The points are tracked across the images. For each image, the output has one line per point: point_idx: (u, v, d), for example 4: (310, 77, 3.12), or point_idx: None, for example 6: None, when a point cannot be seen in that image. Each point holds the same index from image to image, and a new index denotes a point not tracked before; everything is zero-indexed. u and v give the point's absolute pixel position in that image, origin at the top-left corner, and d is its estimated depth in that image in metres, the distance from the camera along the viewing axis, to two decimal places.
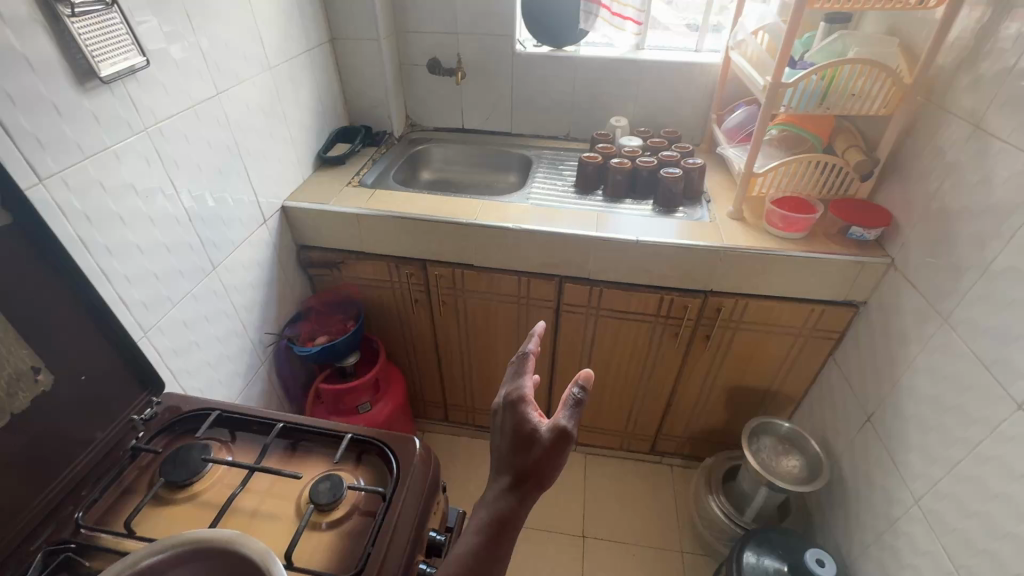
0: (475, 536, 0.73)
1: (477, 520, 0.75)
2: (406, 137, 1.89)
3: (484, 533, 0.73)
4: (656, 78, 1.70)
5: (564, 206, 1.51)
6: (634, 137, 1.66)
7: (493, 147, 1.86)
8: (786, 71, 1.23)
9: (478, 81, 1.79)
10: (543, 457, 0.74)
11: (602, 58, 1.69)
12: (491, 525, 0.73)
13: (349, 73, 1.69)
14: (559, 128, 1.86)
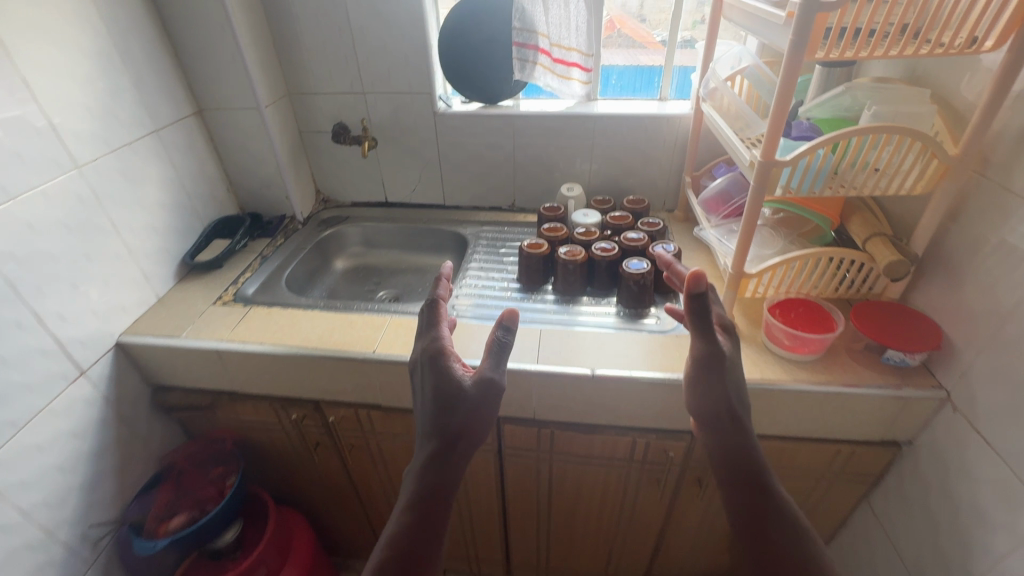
0: (407, 511, 0.72)
1: (405, 494, 0.74)
2: (316, 218, 1.54)
3: (415, 507, 0.72)
4: (613, 135, 1.37)
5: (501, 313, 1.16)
6: (591, 212, 1.32)
7: (422, 224, 1.52)
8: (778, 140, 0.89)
9: (397, 145, 1.45)
10: (469, 414, 0.76)
11: (543, 114, 1.36)
12: (425, 496, 0.73)
13: (229, 150, 1.34)
14: (501, 197, 1.52)
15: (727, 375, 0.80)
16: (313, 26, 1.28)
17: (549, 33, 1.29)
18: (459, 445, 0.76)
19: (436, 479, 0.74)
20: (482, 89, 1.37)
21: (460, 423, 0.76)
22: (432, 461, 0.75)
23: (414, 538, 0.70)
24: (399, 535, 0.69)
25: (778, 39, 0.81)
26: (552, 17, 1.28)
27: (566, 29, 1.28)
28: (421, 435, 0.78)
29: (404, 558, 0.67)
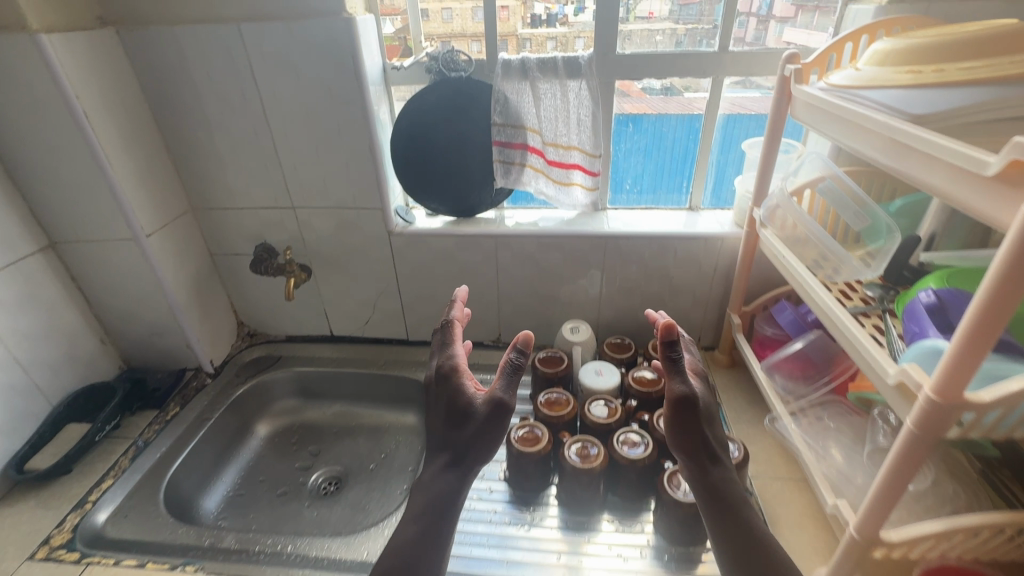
0: (411, 525, 0.62)
1: (411, 507, 0.64)
2: (236, 362, 1.15)
3: (419, 520, 0.62)
4: (629, 259, 1.01)
5: (481, 558, 0.76)
6: (606, 368, 0.95)
7: (376, 371, 1.13)
8: (921, 341, 0.55)
9: (342, 271, 1.09)
10: (479, 431, 0.64)
11: (536, 233, 1.00)
12: (431, 510, 0.63)
13: (100, 292, 0.97)
14: (482, 332, 1.15)
15: (704, 414, 0.64)
16: (219, 127, 0.93)
17: (540, 128, 0.96)
18: (469, 458, 0.65)
19: (442, 492, 0.63)
20: (452, 200, 1.02)
21: (469, 441, 0.65)
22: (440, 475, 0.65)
23: (414, 553, 0.59)
24: (404, 546, 0.60)
25: (953, 193, 0.46)
26: (544, 108, 0.94)
27: (563, 123, 0.95)
28: (432, 448, 0.68)
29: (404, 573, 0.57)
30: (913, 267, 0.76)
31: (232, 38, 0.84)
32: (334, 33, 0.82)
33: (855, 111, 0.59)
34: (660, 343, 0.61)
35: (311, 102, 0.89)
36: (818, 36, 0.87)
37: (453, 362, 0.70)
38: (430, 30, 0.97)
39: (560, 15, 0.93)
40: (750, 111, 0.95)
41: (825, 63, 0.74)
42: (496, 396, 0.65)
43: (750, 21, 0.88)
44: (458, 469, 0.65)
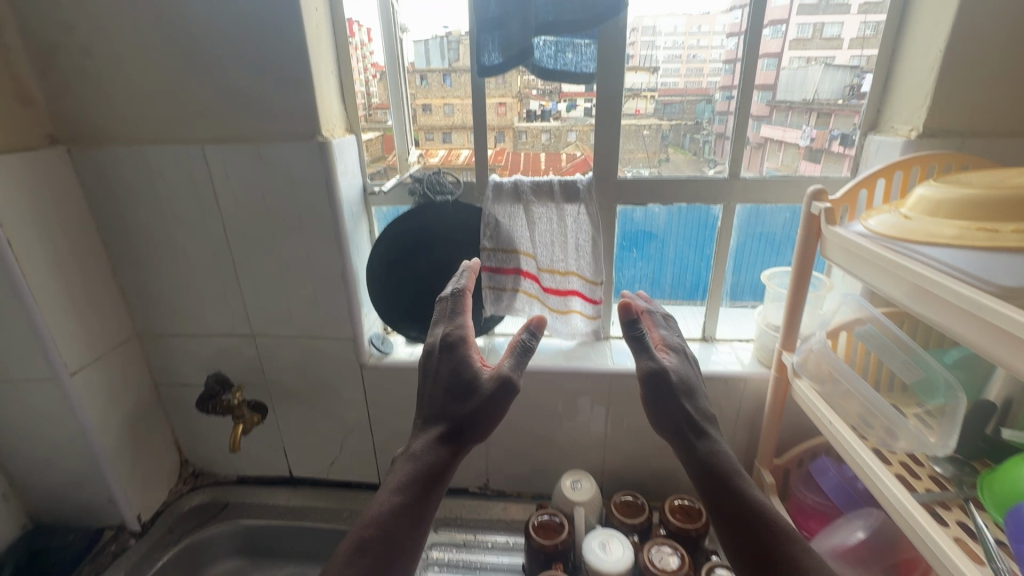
0: (395, 497, 0.50)
1: (395, 476, 0.52)
2: (173, 510, 0.97)
3: (407, 494, 0.50)
4: (638, 398, 0.87)
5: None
6: (614, 539, 0.77)
7: (338, 527, 0.94)
8: None
9: (306, 406, 0.94)
10: (483, 407, 0.53)
11: (530, 369, 0.87)
12: (419, 483, 0.51)
13: (10, 437, 0.81)
14: (467, 477, 0.98)
15: (683, 387, 0.56)
16: (173, 249, 0.83)
17: (535, 253, 0.87)
18: (470, 432, 0.53)
19: (433, 467, 0.52)
20: None
21: (468, 418, 0.53)
22: (434, 449, 0.53)
23: (398, 532, 0.49)
24: (386, 526, 0.49)
25: None
26: (540, 233, 0.86)
27: (560, 248, 0.86)
28: (424, 415, 0.56)
29: (387, 559, 0.48)
30: (990, 437, 0.62)
31: (194, 160, 0.76)
32: (306, 157, 0.74)
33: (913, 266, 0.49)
34: (625, 324, 0.56)
35: (278, 225, 0.79)
36: (795, 134, 0.80)
37: (461, 330, 0.57)
38: (429, 122, 0.89)
39: (554, 110, 0.83)
40: (774, 205, 0.83)
41: (856, 199, 0.65)
42: (503, 372, 0.54)
43: (728, 117, 0.80)
44: (453, 446, 0.53)
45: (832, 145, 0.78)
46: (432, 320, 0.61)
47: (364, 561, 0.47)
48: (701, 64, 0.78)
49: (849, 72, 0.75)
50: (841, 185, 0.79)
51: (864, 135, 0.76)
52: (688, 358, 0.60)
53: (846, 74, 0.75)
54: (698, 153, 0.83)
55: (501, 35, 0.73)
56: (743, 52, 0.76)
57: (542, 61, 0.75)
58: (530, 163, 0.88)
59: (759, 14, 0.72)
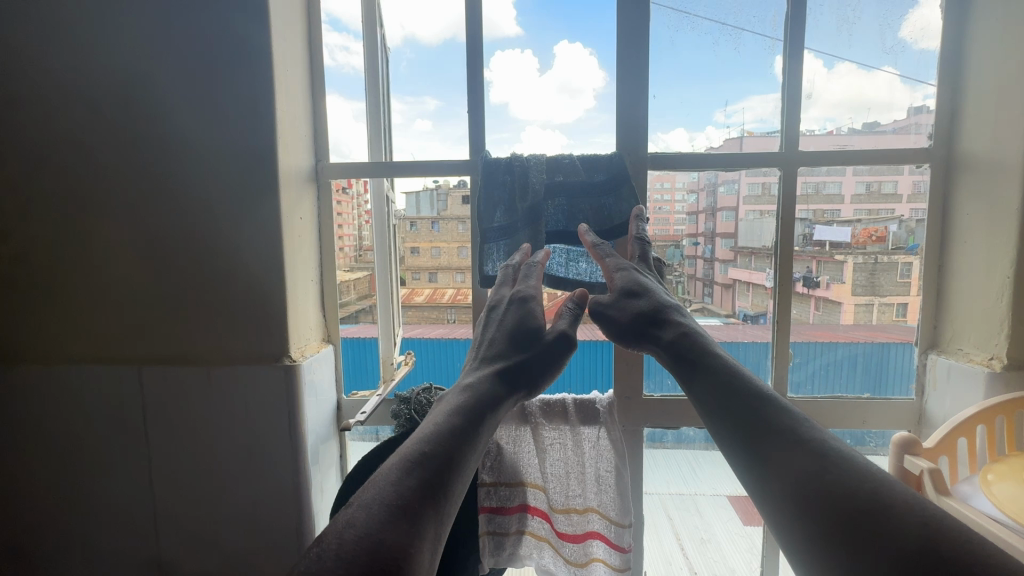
0: (451, 417, 0.40)
1: (447, 404, 0.42)
2: None
3: (465, 416, 0.40)
4: None
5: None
6: None
7: None
8: None
9: None
10: (540, 352, 0.48)
11: None
12: (481, 409, 0.42)
13: None
14: None
15: (637, 292, 0.51)
16: (83, 495, 0.64)
17: (545, 484, 0.70)
18: (523, 376, 0.47)
19: (491, 398, 0.43)
20: None
21: (533, 363, 0.47)
22: (488, 380, 0.45)
23: (457, 448, 0.37)
24: (440, 444, 0.37)
25: None
26: (552, 464, 0.70)
27: (577, 480, 0.70)
28: (476, 362, 0.49)
29: (446, 484, 0.35)
30: None
31: (126, 387, 0.62)
32: (268, 387, 0.60)
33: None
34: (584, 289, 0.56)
35: (221, 465, 0.62)
36: (760, 276, 0.70)
37: (534, 288, 0.54)
38: (416, 263, 0.80)
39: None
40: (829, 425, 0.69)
41: (954, 449, 0.53)
42: (563, 328, 0.50)
43: (697, 261, 0.71)
44: (515, 388, 0.46)
45: (795, 286, 0.68)
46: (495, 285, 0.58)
47: (419, 475, 0.34)
48: (667, 215, 0.70)
49: (801, 223, 0.67)
50: (906, 408, 0.68)
51: (925, 354, 0.67)
52: (645, 274, 0.55)
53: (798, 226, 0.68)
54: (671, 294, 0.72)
55: (508, 246, 0.65)
56: (702, 206, 0.70)
57: (552, 268, 0.68)
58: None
59: (788, 226, 0.67)
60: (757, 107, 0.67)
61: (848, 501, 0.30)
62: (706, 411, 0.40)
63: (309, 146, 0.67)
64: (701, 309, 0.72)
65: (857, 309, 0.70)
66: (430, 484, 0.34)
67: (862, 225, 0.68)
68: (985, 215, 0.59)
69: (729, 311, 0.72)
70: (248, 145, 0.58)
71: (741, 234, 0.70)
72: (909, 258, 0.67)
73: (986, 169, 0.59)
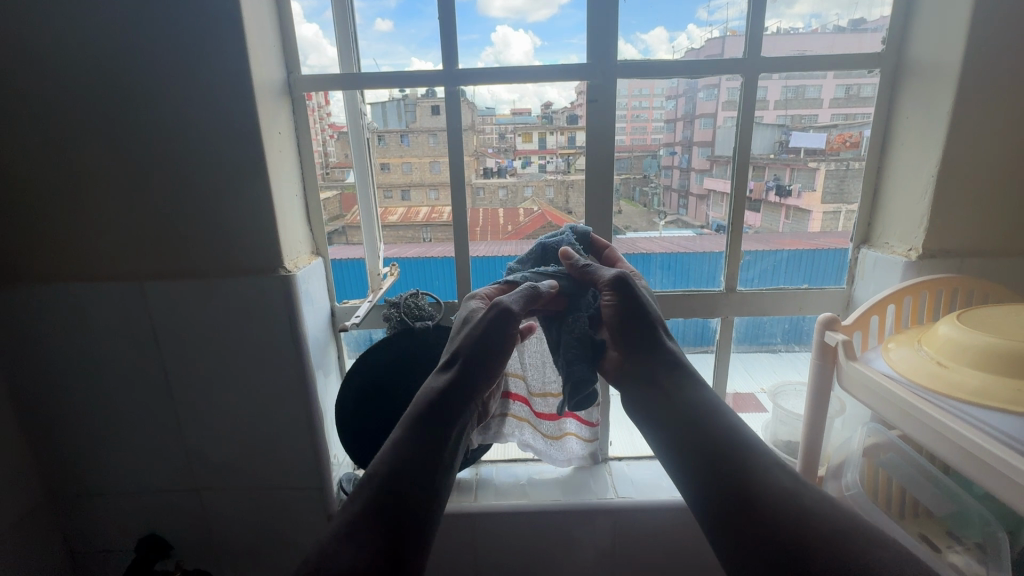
0: (406, 435, 0.41)
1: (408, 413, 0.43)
2: None
3: (422, 435, 0.41)
4: (646, 531, 0.78)
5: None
6: None
7: None
8: None
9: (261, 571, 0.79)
10: (479, 339, 0.46)
11: (526, 507, 0.77)
12: (437, 416, 0.43)
13: None
14: None
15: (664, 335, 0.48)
16: (101, 404, 0.70)
17: (524, 373, 0.79)
18: (479, 368, 0.46)
19: (447, 406, 0.43)
20: None
21: (478, 345, 0.46)
22: (441, 386, 0.44)
23: (414, 469, 0.40)
24: (390, 467, 0.39)
25: None
26: (529, 354, 0.78)
27: (552, 368, 0.78)
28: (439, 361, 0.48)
29: (398, 512, 0.37)
30: None
31: (128, 301, 0.65)
32: (266, 296, 0.65)
33: (966, 434, 0.43)
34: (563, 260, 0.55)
35: (229, 370, 0.69)
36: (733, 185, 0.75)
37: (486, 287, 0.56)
38: (386, 181, 0.80)
39: (508, 167, 0.77)
40: (773, 313, 0.79)
41: (868, 324, 0.62)
42: (507, 306, 0.46)
43: (673, 171, 0.76)
44: (474, 385, 0.46)
45: (768, 195, 0.76)
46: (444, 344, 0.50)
47: (377, 515, 0.37)
48: (645, 123, 0.73)
49: (777, 129, 0.73)
50: (841, 296, 0.78)
51: (857, 248, 0.75)
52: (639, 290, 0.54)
53: (774, 131, 0.73)
54: (646, 206, 0.77)
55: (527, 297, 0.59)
56: (681, 113, 0.73)
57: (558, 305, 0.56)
58: (488, 219, 0.79)
59: (747, 133, 0.71)
60: (742, 2, 0.67)
61: (764, 541, 0.34)
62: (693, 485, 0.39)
63: (279, 57, 0.66)
64: (675, 221, 0.78)
65: (825, 218, 0.76)
66: (387, 510, 0.37)
67: (838, 131, 0.72)
68: (919, 122, 0.64)
69: (702, 223, 0.78)
70: (217, 58, 0.58)
71: (719, 144, 0.74)
72: (877, 167, 0.72)
73: (925, 74, 0.63)
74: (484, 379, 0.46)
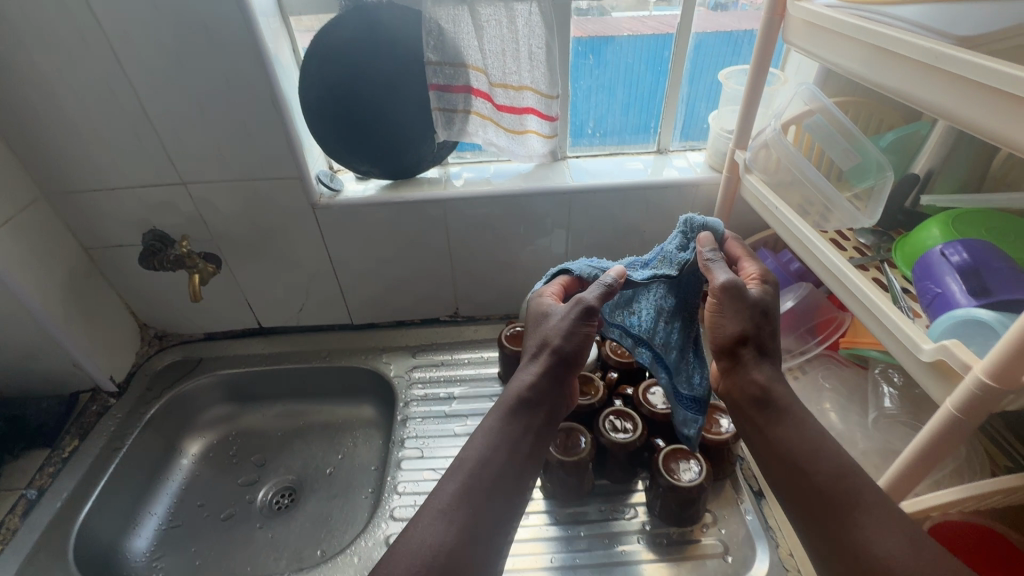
0: (508, 422, 0.58)
1: (511, 389, 0.60)
2: (145, 367, 0.98)
3: (519, 419, 0.58)
4: (595, 211, 0.89)
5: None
6: None
7: (321, 365, 0.98)
8: (939, 324, 0.49)
9: (262, 257, 0.91)
10: (568, 341, 0.59)
11: (491, 192, 0.86)
12: (524, 408, 0.58)
13: None
14: (439, 307, 1.02)
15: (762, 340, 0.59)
16: (63, 88, 0.70)
17: (485, 66, 0.79)
18: (565, 368, 0.60)
19: (540, 397, 0.59)
20: (387, 160, 0.85)
21: (567, 345, 0.59)
22: (536, 379, 0.59)
23: (510, 449, 0.56)
24: (485, 448, 0.56)
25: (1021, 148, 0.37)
26: (489, 42, 0.77)
27: (513, 58, 0.78)
28: (531, 346, 0.63)
29: (492, 477, 0.54)
30: (907, 209, 0.70)
31: None
32: None
33: (880, 31, 0.48)
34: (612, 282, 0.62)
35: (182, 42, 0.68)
36: None
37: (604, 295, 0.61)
38: None
39: None
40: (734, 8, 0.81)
41: None
42: (588, 301, 0.60)
43: None
44: (557, 384, 0.60)
45: None
46: (532, 320, 0.64)
47: (489, 479, 0.54)
48: None
49: None
50: None
51: None
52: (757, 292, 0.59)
53: None
54: None
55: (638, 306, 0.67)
56: None
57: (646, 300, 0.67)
58: None
59: None
60: None
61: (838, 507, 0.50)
62: (784, 474, 0.54)
63: None
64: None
65: None
66: (493, 477, 0.54)
67: None
68: None
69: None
70: None
71: None
72: None
73: None
74: (569, 377, 0.60)
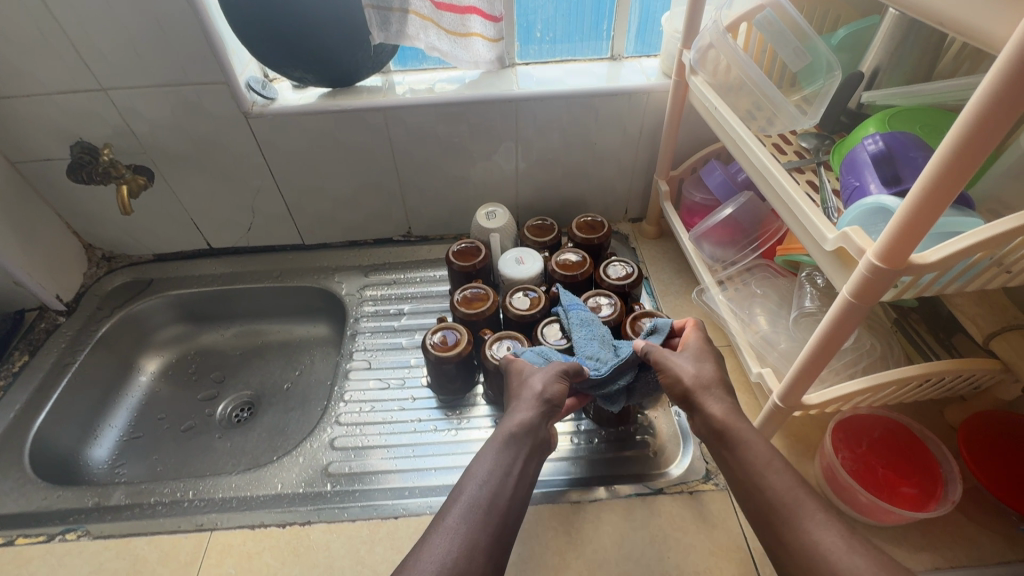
0: (508, 448, 0.54)
1: (505, 426, 0.57)
2: (94, 288, 0.97)
3: (518, 446, 0.55)
4: (543, 122, 0.86)
5: None
6: (514, 260, 0.84)
7: (272, 285, 0.98)
8: (849, 215, 0.49)
9: (200, 172, 0.88)
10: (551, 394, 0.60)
11: (432, 101, 0.82)
12: (521, 439, 0.55)
13: None
14: (391, 227, 1.00)
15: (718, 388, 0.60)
16: None
17: None
18: (552, 410, 0.59)
19: (534, 431, 0.57)
20: (321, 65, 0.80)
21: (549, 393, 0.60)
22: (530, 416, 0.57)
23: (514, 475, 0.53)
24: (489, 474, 0.52)
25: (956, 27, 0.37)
26: None
27: None
28: (517, 391, 0.62)
29: (497, 501, 0.50)
30: (850, 111, 0.69)
31: None
32: None
33: None
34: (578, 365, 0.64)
35: None
36: None
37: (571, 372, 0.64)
38: None
39: None
40: None
41: None
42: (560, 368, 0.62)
43: None
44: (548, 420, 0.59)
45: None
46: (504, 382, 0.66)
47: (495, 502, 0.50)
48: None
49: None
50: None
51: None
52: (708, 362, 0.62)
53: None
54: None
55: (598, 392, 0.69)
56: None
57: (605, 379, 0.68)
58: None
59: None
60: None
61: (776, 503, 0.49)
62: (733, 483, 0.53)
63: None
64: None
65: None
66: (499, 500, 0.51)
67: None
68: None
69: None
70: None
71: None
72: None
73: None
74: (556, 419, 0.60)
